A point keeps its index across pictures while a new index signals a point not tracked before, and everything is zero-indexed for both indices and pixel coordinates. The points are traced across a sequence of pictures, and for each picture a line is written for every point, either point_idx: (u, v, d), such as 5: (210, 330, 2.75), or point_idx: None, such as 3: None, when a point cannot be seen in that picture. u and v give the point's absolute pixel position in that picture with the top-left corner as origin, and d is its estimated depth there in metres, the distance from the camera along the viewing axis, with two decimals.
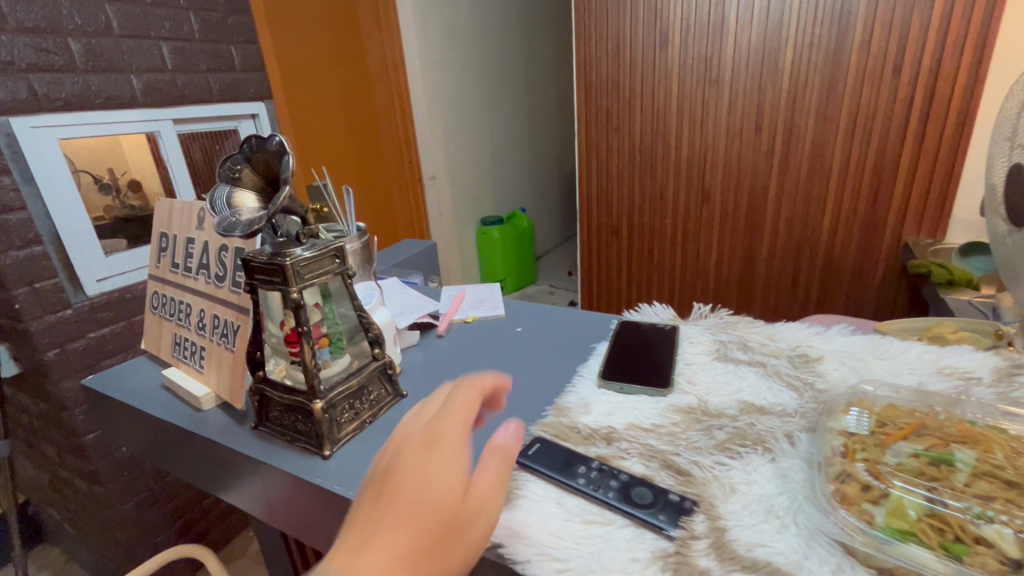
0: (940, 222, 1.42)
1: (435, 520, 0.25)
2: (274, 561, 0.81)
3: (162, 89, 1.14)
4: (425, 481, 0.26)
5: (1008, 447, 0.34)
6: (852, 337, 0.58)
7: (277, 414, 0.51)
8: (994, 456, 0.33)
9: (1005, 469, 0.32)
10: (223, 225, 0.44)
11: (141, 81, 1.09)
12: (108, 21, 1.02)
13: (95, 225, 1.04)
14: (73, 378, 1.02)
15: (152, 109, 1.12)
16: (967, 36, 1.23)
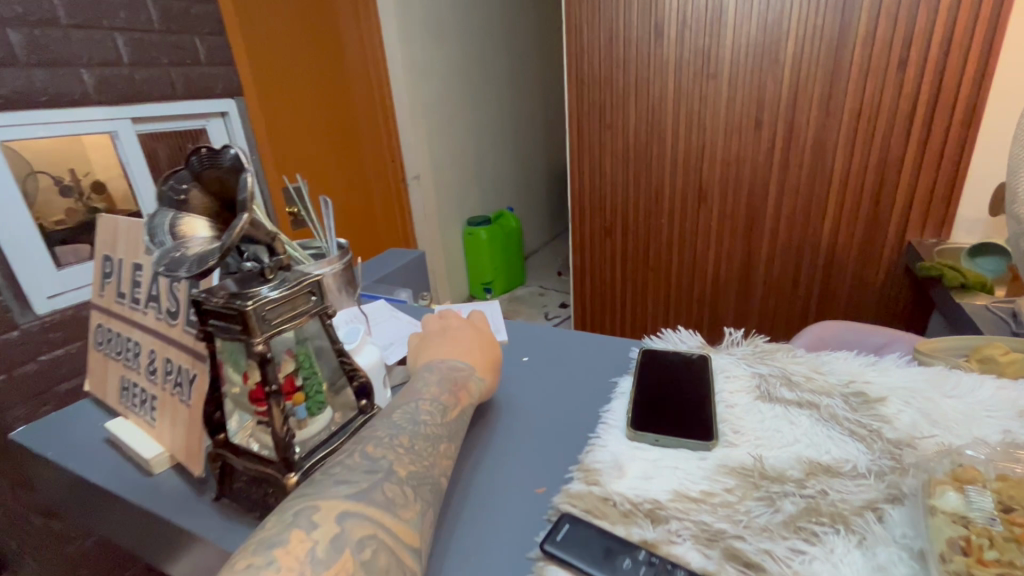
0: (945, 222, 1.37)
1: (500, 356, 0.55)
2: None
3: (118, 85, 1.02)
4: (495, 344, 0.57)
5: None
6: (909, 369, 0.51)
7: (243, 486, 0.41)
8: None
9: None
10: (165, 262, 0.34)
11: (93, 76, 0.98)
12: (53, 8, 0.90)
13: (52, 230, 0.94)
14: (23, 407, 0.89)
15: (108, 107, 1.01)
16: (976, 28, 1.18)
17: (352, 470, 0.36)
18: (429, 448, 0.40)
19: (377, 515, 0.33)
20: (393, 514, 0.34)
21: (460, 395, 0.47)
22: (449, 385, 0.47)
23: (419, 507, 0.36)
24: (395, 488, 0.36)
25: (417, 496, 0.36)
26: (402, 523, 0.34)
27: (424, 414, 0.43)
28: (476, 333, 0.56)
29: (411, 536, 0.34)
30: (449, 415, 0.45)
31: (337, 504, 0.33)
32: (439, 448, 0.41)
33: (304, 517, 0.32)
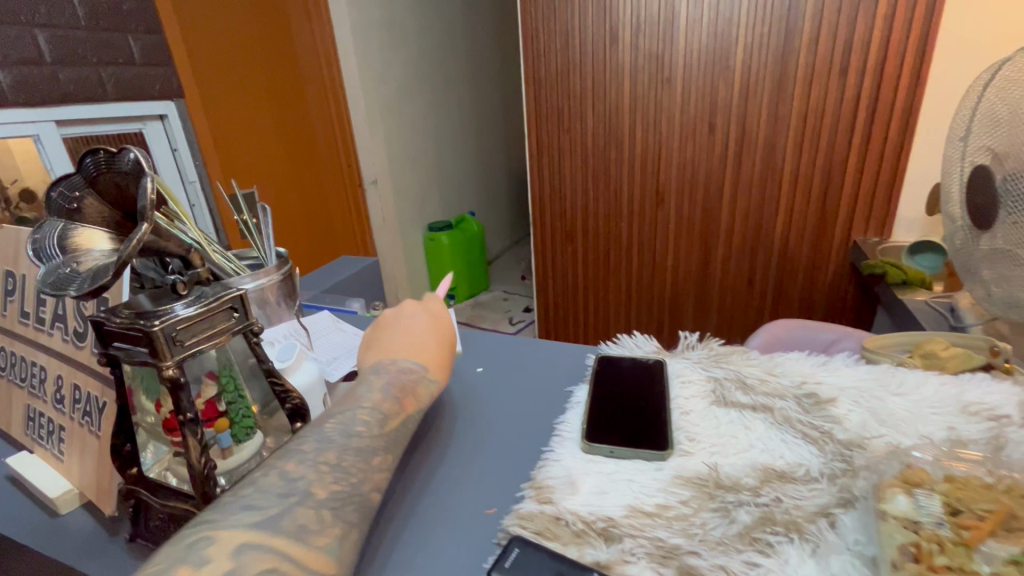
0: (887, 221, 1.43)
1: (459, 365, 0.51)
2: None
3: (38, 85, 0.96)
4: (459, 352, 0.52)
5: None
6: (857, 368, 0.51)
7: (159, 525, 0.37)
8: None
9: None
10: (53, 280, 0.30)
11: (8, 76, 0.91)
12: None
13: None
14: None
15: (28, 109, 0.95)
16: (910, 38, 1.24)
17: (262, 492, 0.32)
18: (358, 463, 0.36)
19: (282, 545, 0.29)
20: (304, 544, 0.30)
21: (406, 402, 0.43)
22: (395, 391, 0.43)
23: (368, 505, 0.35)
24: (309, 517, 0.31)
25: (336, 519, 0.32)
26: (314, 552, 0.30)
27: (359, 425, 0.39)
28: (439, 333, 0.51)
29: (324, 565, 0.30)
30: (388, 426, 0.40)
31: (237, 535, 0.29)
32: (375, 461, 0.37)
33: (200, 548, 0.28)
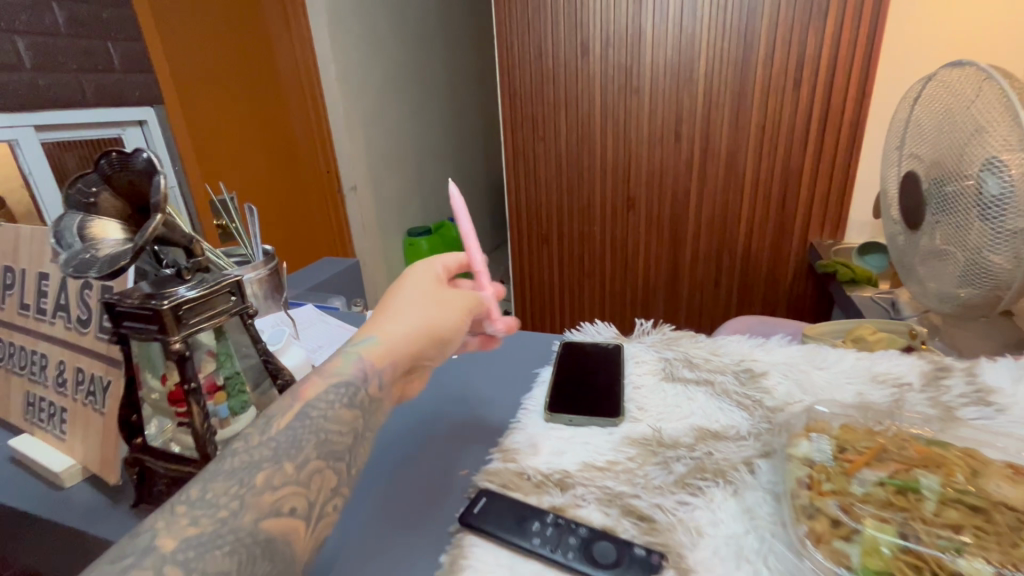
0: (840, 223, 1.54)
1: (438, 331, 0.42)
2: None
3: (19, 91, 0.98)
4: (448, 313, 0.43)
5: (968, 466, 0.33)
6: (790, 348, 0.58)
7: (162, 489, 0.41)
8: (956, 479, 0.32)
9: (969, 493, 0.31)
10: (74, 264, 0.34)
11: None
12: None
13: None
14: None
15: (7, 114, 0.96)
16: (856, 55, 1.34)
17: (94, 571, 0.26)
18: (227, 492, 0.30)
19: None
20: None
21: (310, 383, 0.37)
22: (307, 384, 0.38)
23: None
24: (150, 568, 0.26)
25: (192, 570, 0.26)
26: None
27: (237, 444, 0.33)
28: (415, 293, 0.44)
29: None
30: (274, 429, 0.34)
31: None
32: (257, 480, 0.31)
33: None
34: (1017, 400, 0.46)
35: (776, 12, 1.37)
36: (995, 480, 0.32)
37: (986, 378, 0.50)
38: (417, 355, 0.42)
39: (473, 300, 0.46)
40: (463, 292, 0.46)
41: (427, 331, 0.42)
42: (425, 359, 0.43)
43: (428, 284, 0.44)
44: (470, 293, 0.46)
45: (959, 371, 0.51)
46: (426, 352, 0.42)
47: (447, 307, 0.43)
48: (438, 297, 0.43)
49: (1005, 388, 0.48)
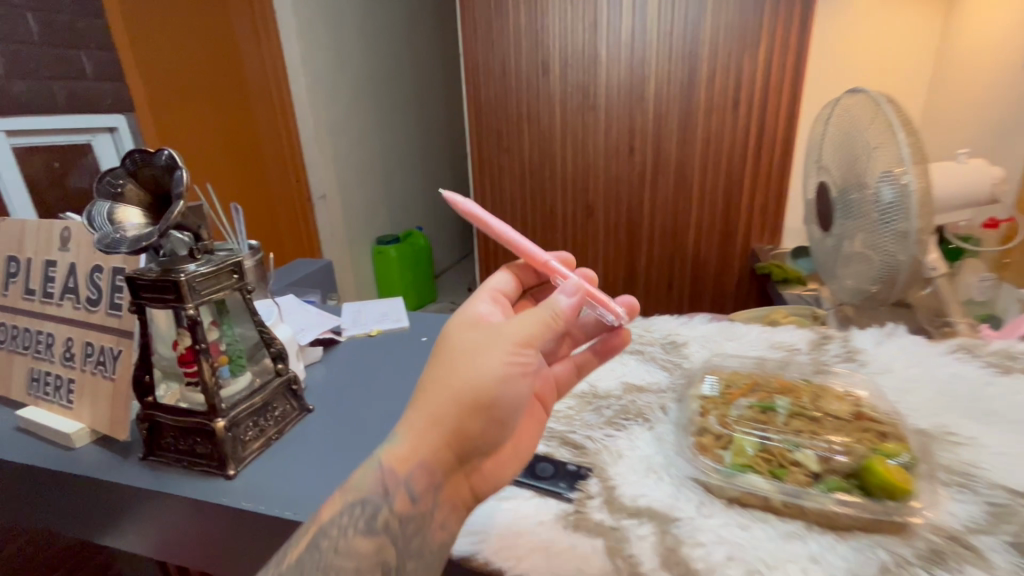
0: (777, 229, 1.70)
1: (473, 389, 0.35)
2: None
3: None
4: (482, 360, 0.35)
5: (811, 394, 0.45)
6: (709, 324, 0.69)
7: (171, 440, 0.48)
8: (801, 400, 0.44)
9: (809, 408, 0.43)
10: (106, 242, 0.42)
11: None
12: None
13: None
14: None
15: None
16: (783, 81, 1.52)
17: None
18: None
19: None
20: None
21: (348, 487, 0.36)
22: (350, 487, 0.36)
23: None
24: None
25: None
26: None
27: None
28: (445, 350, 0.37)
29: None
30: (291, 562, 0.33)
31: None
32: None
33: None
34: (877, 357, 0.58)
35: (714, 40, 1.54)
36: (828, 402, 0.43)
37: (856, 342, 0.62)
38: (456, 425, 0.35)
39: (522, 328, 0.37)
40: (504, 323, 0.38)
41: (455, 397, 0.35)
42: (472, 425, 0.35)
43: (459, 334, 0.38)
44: (516, 319, 0.38)
45: (838, 337, 0.63)
46: (468, 417, 0.35)
47: (480, 353, 0.36)
48: (469, 346, 0.36)
49: (869, 349, 0.60)
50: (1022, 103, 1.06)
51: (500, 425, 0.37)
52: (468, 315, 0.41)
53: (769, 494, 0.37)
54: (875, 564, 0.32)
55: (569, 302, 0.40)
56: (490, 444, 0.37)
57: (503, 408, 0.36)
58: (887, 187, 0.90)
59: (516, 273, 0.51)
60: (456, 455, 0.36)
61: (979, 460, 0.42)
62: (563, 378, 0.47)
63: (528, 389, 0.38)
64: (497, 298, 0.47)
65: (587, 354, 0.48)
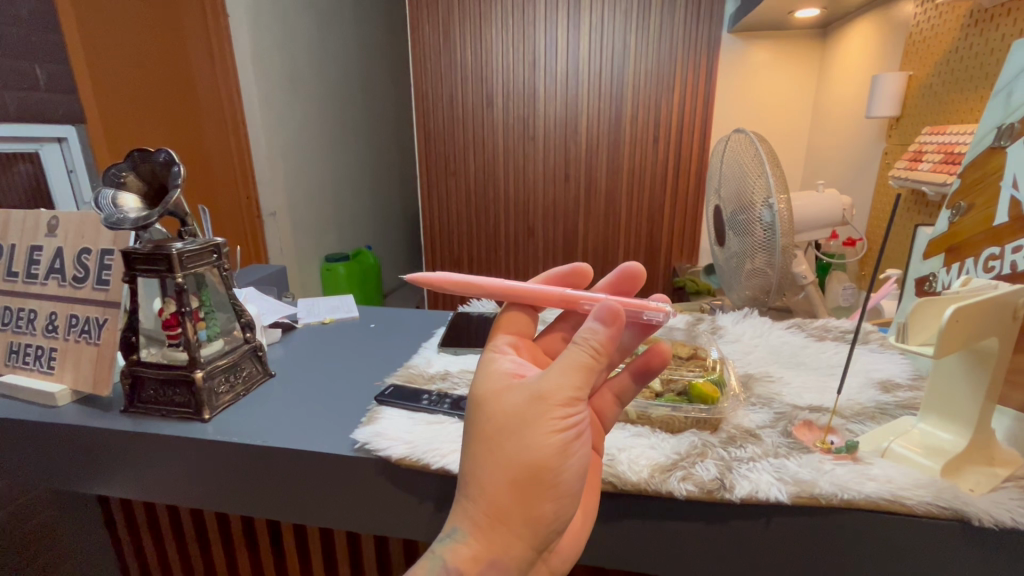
0: (694, 249, 1.93)
1: (532, 463, 0.35)
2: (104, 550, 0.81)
3: None
4: (537, 432, 0.35)
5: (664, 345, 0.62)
6: None
7: (152, 392, 0.58)
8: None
9: None
10: (112, 219, 0.51)
11: None
12: None
13: None
14: None
15: None
16: (695, 122, 1.78)
17: None
18: None
19: None
20: None
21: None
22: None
23: None
24: None
25: None
26: None
27: None
28: (489, 426, 0.36)
29: None
30: None
31: None
32: None
33: None
34: (732, 330, 0.76)
35: (636, 84, 1.77)
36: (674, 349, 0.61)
37: (720, 320, 0.79)
38: (521, 507, 0.35)
39: (567, 384, 0.36)
40: (541, 382, 0.36)
41: (510, 479, 0.35)
42: (539, 502, 0.35)
43: (498, 409, 0.37)
44: (557, 374, 0.36)
45: (707, 318, 0.80)
46: (530, 494, 0.35)
47: (529, 424, 0.35)
48: (521, 420, 0.36)
49: (728, 324, 0.78)
50: (867, 148, 1.32)
51: (565, 491, 0.37)
52: (496, 376, 0.39)
53: (627, 409, 0.52)
54: (689, 444, 0.47)
55: (606, 331, 0.38)
56: (563, 520, 0.37)
57: (562, 479, 0.36)
58: (766, 212, 1.10)
59: (515, 313, 0.46)
60: (533, 538, 0.35)
61: (782, 390, 0.58)
62: (606, 412, 0.45)
63: (582, 443, 0.38)
64: (513, 344, 0.44)
65: (625, 379, 0.46)
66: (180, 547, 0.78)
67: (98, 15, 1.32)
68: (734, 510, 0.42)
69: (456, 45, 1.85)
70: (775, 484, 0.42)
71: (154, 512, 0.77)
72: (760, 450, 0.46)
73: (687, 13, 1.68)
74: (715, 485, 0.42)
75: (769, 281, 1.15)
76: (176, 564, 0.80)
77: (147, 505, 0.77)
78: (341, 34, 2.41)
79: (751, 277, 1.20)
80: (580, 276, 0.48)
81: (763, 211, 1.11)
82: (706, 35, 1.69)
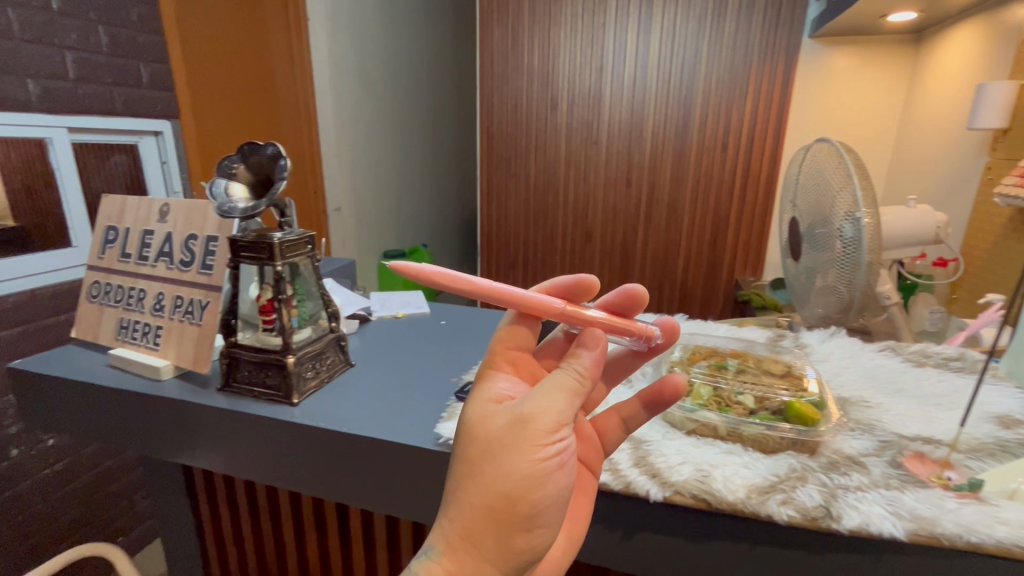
0: (758, 262, 1.85)
1: (510, 493, 0.34)
2: (185, 515, 0.86)
3: (61, 97, 1.08)
4: (517, 459, 0.35)
5: (755, 360, 0.60)
6: (687, 322, 0.81)
7: (247, 372, 0.61)
8: (747, 362, 0.59)
9: (753, 368, 0.58)
10: (223, 208, 0.54)
11: (37, 86, 1.03)
12: (8, 23, 0.96)
13: None
14: None
15: (43, 116, 1.05)
16: (767, 132, 1.71)
17: None
18: None
19: None
20: None
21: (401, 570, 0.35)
22: None
23: None
24: None
25: None
26: None
27: None
28: (471, 450, 0.36)
29: None
30: None
31: None
32: None
33: None
34: (818, 348, 0.72)
35: (707, 91, 1.72)
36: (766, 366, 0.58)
37: (805, 338, 0.75)
38: (494, 536, 0.34)
39: (551, 411, 0.36)
40: (525, 405, 0.36)
41: (488, 505, 0.34)
42: (514, 534, 0.35)
43: (482, 430, 0.36)
44: (541, 398, 0.36)
45: (790, 336, 0.76)
46: (505, 525, 0.34)
47: (510, 450, 0.35)
48: (500, 445, 0.35)
49: (814, 342, 0.74)
50: (966, 163, 1.22)
51: (542, 523, 0.36)
52: (486, 397, 0.39)
53: (716, 424, 0.50)
54: (787, 466, 0.45)
55: (589, 357, 0.40)
56: (539, 550, 0.37)
57: (538, 508, 0.35)
58: (848, 225, 1.03)
59: (515, 328, 0.45)
60: (504, 569, 0.34)
61: (883, 415, 0.54)
62: (608, 434, 0.45)
63: (565, 471, 0.37)
64: (511, 362, 0.44)
65: (635, 404, 0.45)
66: (253, 522, 0.82)
67: (194, 18, 1.40)
68: (839, 540, 0.40)
69: (524, 49, 1.87)
70: (889, 518, 0.39)
71: (232, 485, 0.81)
72: (868, 479, 0.43)
73: (766, 17, 1.61)
74: (819, 512, 0.40)
75: (844, 298, 1.07)
76: (248, 538, 0.84)
77: (226, 478, 0.81)
78: (411, 37, 2.47)
79: (823, 294, 1.13)
80: (584, 288, 0.44)
81: (845, 224, 1.03)
82: (785, 40, 1.62)
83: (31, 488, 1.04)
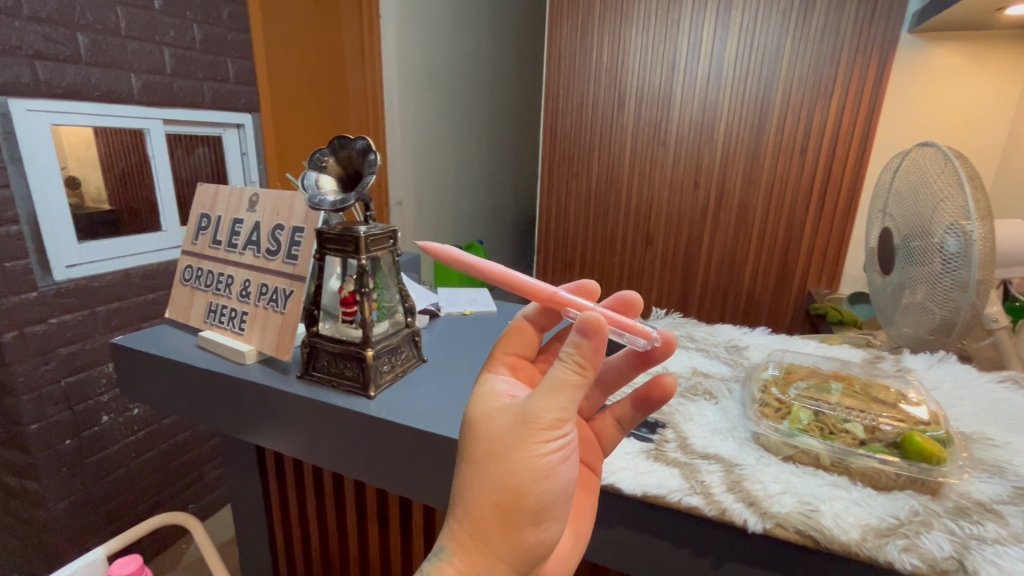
0: (835, 274, 1.73)
1: (516, 489, 0.35)
2: (255, 493, 0.90)
3: (158, 90, 1.14)
4: (519, 457, 0.35)
5: (860, 384, 0.54)
6: (772, 337, 0.76)
7: (326, 362, 0.62)
8: (852, 385, 0.54)
9: (859, 392, 0.53)
10: (314, 201, 0.56)
11: (139, 80, 1.10)
12: (117, 21, 1.03)
13: (71, 207, 1.02)
14: (37, 366, 0.96)
15: (143, 108, 1.12)
16: (853, 136, 1.59)
17: None
18: None
19: None
20: None
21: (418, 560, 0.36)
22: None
23: None
24: None
25: None
26: None
27: None
28: (477, 450, 0.36)
29: None
30: None
31: None
32: None
33: None
34: (925, 375, 0.65)
35: (788, 89, 1.61)
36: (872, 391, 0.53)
37: (909, 362, 0.68)
38: (503, 533, 0.35)
39: (550, 408, 0.35)
40: (525, 405, 0.36)
41: (495, 502, 0.35)
42: (522, 529, 0.35)
43: (487, 431, 0.36)
44: (540, 396, 0.35)
45: (891, 358, 0.69)
46: (513, 523, 0.35)
47: (511, 451, 0.35)
48: (504, 445, 0.35)
49: (920, 368, 0.67)
50: None
51: (551, 516, 0.36)
52: (489, 399, 0.39)
53: (819, 453, 0.45)
54: (908, 509, 0.40)
55: (588, 344, 0.35)
56: (550, 545, 0.37)
57: (544, 502, 0.36)
58: (951, 238, 0.92)
59: (515, 332, 0.48)
60: (516, 565, 0.35)
61: (1012, 457, 0.48)
62: (604, 434, 0.46)
63: (569, 464, 0.37)
64: (509, 366, 0.46)
65: (628, 405, 0.45)
66: (318, 504, 0.84)
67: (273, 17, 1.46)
68: None
69: (593, 46, 1.83)
70: None
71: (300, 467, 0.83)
72: (1007, 532, 0.38)
73: (858, 11, 1.49)
74: (951, 566, 0.35)
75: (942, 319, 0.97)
76: (312, 519, 0.86)
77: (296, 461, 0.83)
78: (478, 34, 2.48)
79: (916, 312, 1.03)
80: (586, 293, 0.48)
81: (948, 237, 0.93)
82: (880, 34, 1.49)
83: (118, 451, 1.12)
